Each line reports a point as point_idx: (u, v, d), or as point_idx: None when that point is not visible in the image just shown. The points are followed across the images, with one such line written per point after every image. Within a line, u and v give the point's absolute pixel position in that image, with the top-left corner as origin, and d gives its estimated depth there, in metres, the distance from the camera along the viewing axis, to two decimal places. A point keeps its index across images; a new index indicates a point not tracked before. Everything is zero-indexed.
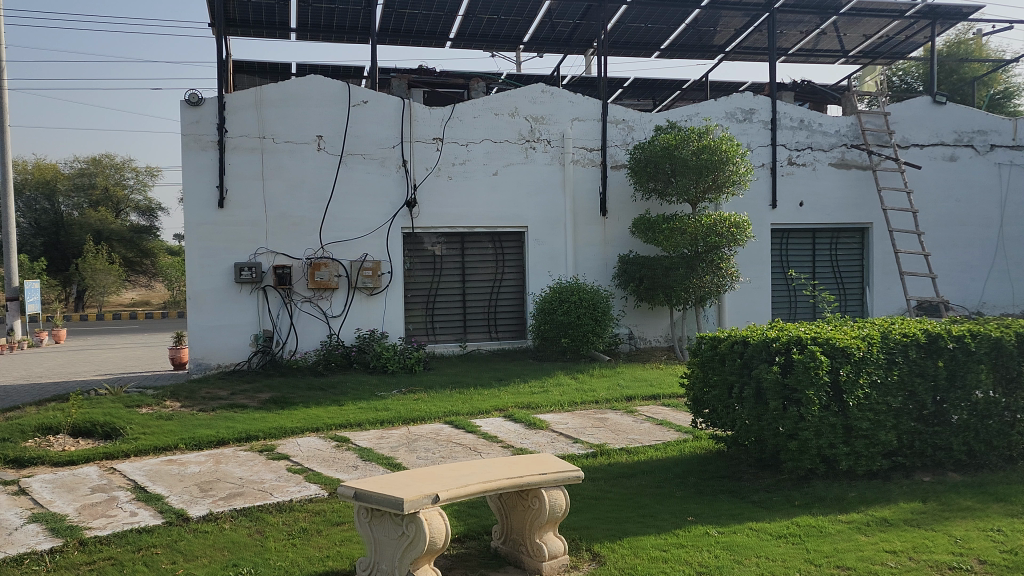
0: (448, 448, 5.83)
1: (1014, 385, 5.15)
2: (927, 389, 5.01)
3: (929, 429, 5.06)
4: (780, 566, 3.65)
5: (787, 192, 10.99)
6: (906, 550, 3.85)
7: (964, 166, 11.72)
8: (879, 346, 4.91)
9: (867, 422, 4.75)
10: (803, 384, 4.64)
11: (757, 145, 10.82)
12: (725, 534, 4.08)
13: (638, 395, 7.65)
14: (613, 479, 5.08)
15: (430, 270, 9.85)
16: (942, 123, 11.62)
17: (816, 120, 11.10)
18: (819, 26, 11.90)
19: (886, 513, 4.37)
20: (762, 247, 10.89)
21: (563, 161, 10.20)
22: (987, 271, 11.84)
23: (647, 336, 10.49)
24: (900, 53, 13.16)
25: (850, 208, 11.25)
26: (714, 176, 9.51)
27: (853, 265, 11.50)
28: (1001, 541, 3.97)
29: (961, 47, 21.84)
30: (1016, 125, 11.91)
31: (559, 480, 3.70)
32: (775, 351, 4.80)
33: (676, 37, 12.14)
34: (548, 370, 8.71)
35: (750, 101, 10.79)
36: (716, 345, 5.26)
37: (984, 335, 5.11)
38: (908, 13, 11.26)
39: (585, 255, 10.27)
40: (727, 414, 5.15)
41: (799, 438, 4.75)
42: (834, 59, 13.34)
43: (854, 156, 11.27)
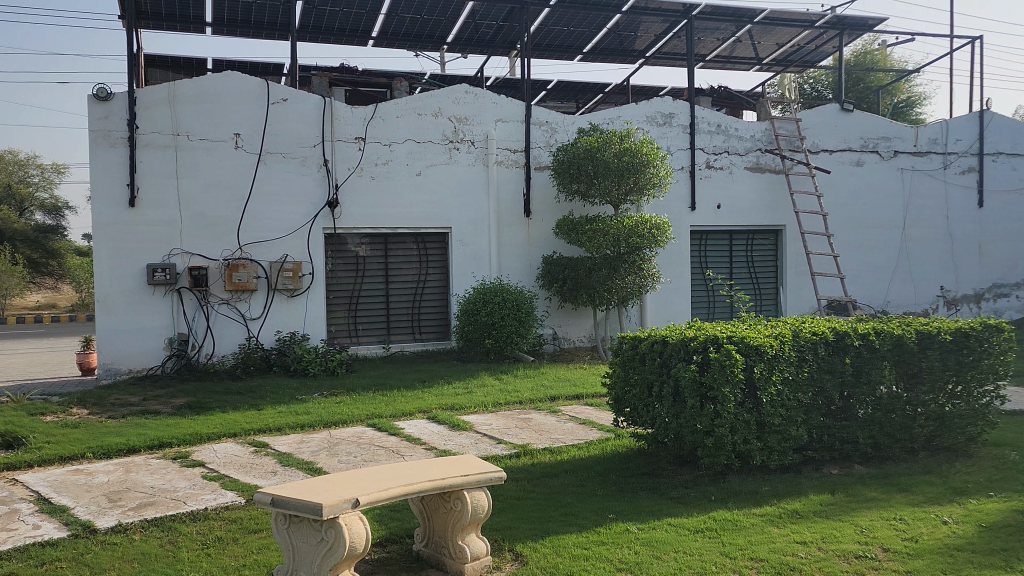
0: (371, 451, 5.76)
1: (915, 381, 5.46)
2: (835, 385, 5.23)
3: (836, 423, 5.30)
4: (697, 561, 3.74)
5: (705, 195, 11.27)
6: (815, 541, 4.00)
7: (870, 171, 12.24)
8: (791, 344, 5.07)
9: (778, 418, 4.92)
10: (719, 381, 4.75)
11: (676, 148, 11.05)
12: (645, 530, 4.16)
13: (562, 395, 7.73)
14: (536, 479, 5.11)
15: (353, 271, 9.72)
16: (850, 129, 12.10)
17: (733, 124, 11.41)
18: (735, 34, 12.25)
19: (797, 506, 4.53)
20: (681, 248, 11.13)
21: (487, 162, 10.23)
22: (892, 271, 12.40)
23: (571, 336, 10.60)
24: (811, 61, 13.66)
25: (764, 211, 11.61)
26: (635, 178, 9.67)
27: (768, 266, 11.88)
28: (903, 529, 4.16)
29: (867, 57, 22.88)
30: (917, 133, 12.52)
31: (482, 481, 3.69)
32: (692, 350, 4.90)
33: (597, 41, 12.33)
34: (472, 371, 8.71)
35: (669, 105, 11.02)
36: (636, 344, 5.34)
37: (886, 332, 5.39)
38: (817, 24, 11.63)
39: (509, 256, 10.31)
40: (646, 412, 5.23)
41: (715, 435, 4.84)
42: (750, 66, 13.77)
43: (769, 160, 11.63)
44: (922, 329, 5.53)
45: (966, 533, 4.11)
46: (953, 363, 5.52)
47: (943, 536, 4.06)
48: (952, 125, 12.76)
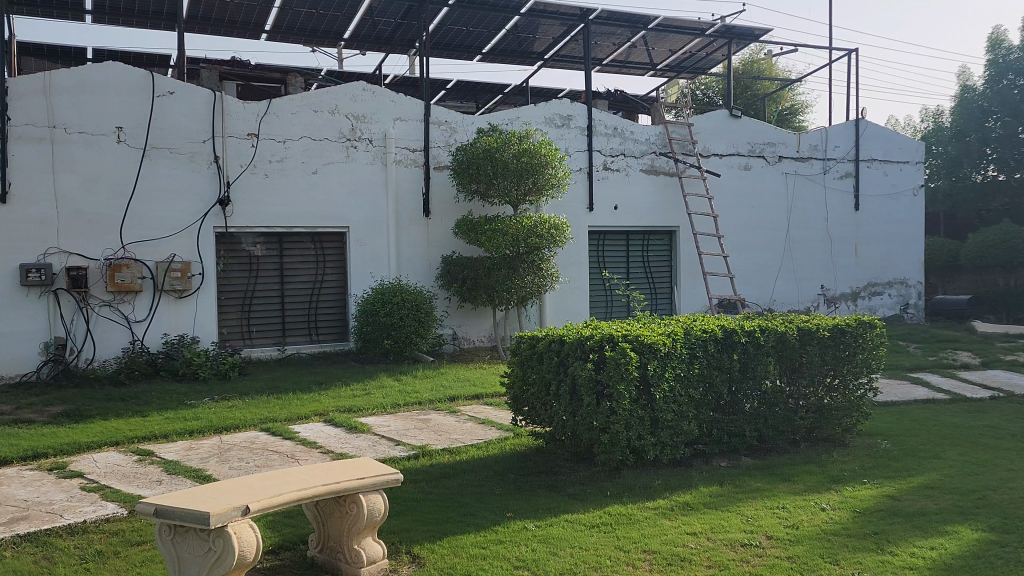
0: (264, 457, 5.60)
1: (797, 374, 5.77)
2: (723, 381, 5.42)
3: (726, 417, 5.50)
4: (592, 555, 3.81)
5: (602, 196, 11.49)
6: (704, 531, 4.15)
7: (757, 175, 12.77)
8: (682, 342, 5.22)
9: (671, 413, 5.08)
10: (614, 379, 4.86)
11: (574, 150, 11.22)
12: (541, 527, 4.21)
13: (461, 395, 7.73)
14: (434, 480, 5.09)
15: (246, 271, 9.43)
16: (738, 135, 12.59)
17: (628, 127, 11.67)
18: (630, 40, 12.55)
19: (688, 498, 4.69)
20: (579, 248, 11.30)
21: (385, 160, 10.12)
22: (778, 271, 12.98)
23: (470, 336, 10.61)
24: (702, 68, 14.14)
25: (658, 212, 11.92)
26: (534, 179, 9.78)
27: (662, 266, 12.21)
28: (785, 517, 4.37)
29: (754, 66, 23.89)
30: (800, 139, 13.13)
31: (378, 484, 3.66)
32: (589, 348, 4.97)
33: (496, 42, 12.39)
34: (370, 373, 8.59)
35: (567, 108, 11.18)
36: (535, 343, 5.38)
37: (771, 329, 5.64)
38: (708, 32, 12.04)
39: (408, 256, 10.23)
40: (544, 411, 5.29)
41: (610, 431, 4.94)
42: (645, 71, 14.14)
43: (663, 163, 11.96)
44: (803, 326, 5.83)
45: (842, 519, 4.35)
46: (830, 358, 5.86)
47: (821, 523, 4.28)
48: (832, 132, 13.44)
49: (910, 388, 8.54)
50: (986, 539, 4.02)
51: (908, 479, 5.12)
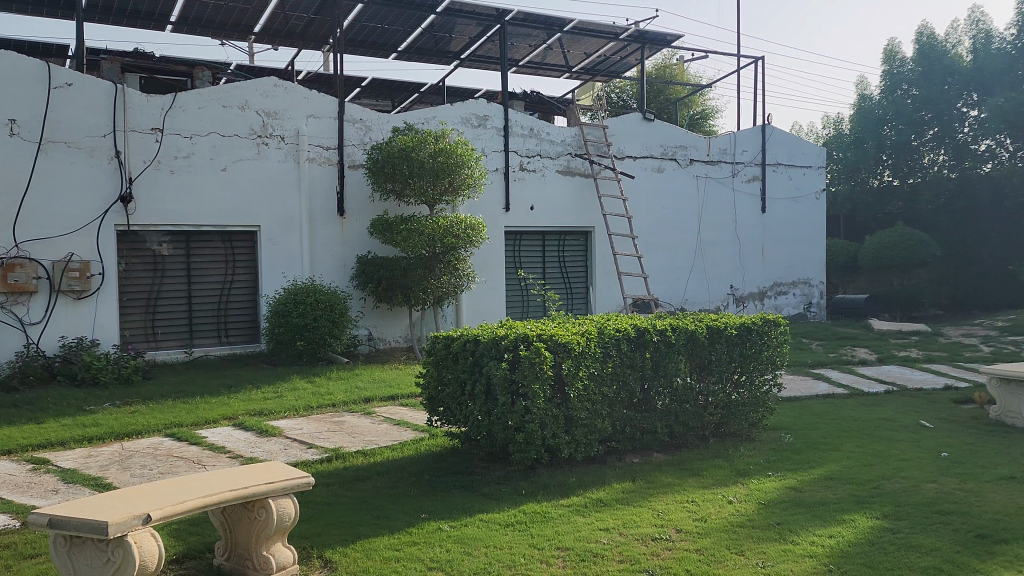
0: (169, 463, 5.41)
1: (706, 371, 5.94)
2: (636, 379, 5.52)
3: (638, 415, 5.60)
4: (507, 554, 3.83)
5: (519, 196, 11.55)
6: (616, 526, 4.23)
7: (669, 177, 13.07)
8: (596, 340, 5.28)
9: (585, 412, 5.14)
10: (529, 378, 4.89)
11: (490, 150, 11.24)
12: (456, 527, 4.20)
13: (376, 396, 7.65)
14: (347, 482, 5.01)
15: (150, 271, 9.09)
16: (651, 138, 12.84)
17: (544, 129, 11.77)
18: (545, 42, 12.65)
19: (601, 495, 4.76)
20: (496, 248, 11.34)
21: (298, 158, 9.92)
22: (689, 271, 13.32)
23: (386, 336, 10.51)
24: (617, 71, 14.38)
25: (574, 213, 12.06)
26: (451, 178, 9.74)
27: (578, 266, 12.36)
28: (694, 510, 4.49)
29: (667, 71, 24.46)
30: (710, 143, 13.49)
31: (288, 488, 3.59)
32: (503, 348, 4.98)
33: (413, 41, 12.30)
34: (283, 374, 8.40)
35: (483, 108, 11.19)
36: (450, 343, 5.37)
37: (681, 328, 5.77)
38: (621, 37, 12.23)
39: (322, 256, 10.05)
40: (460, 411, 5.27)
41: (525, 430, 4.96)
42: (560, 74, 14.29)
43: (578, 164, 12.10)
44: (711, 324, 6.00)
45: (748, 510, 4.49)
46: (737, 355, 6.05)
47: (728, 515, 4.41)
48: (740, 137, 13.86)
49: (812, 384, 8.90)
50: (879, 526, 4.22)
51: (810, 471, 5.33)
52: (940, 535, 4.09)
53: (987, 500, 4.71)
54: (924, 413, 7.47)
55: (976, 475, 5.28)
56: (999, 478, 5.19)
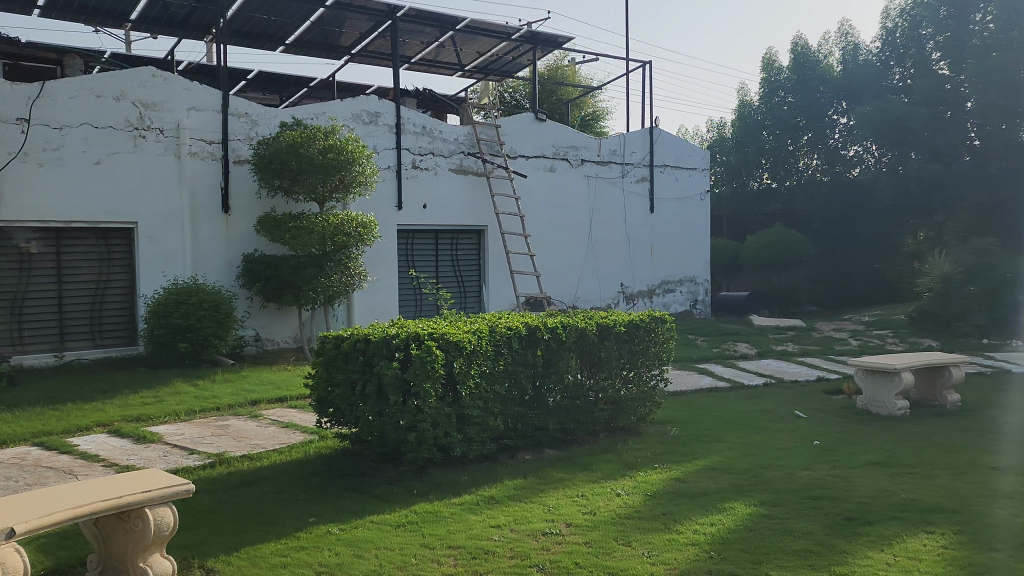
0: (37, 474, 5.08)
1: (596, 368, 6.07)
2: (528, 376, 5.57)
3: (530, 412, 5.67)
4: (398, 555, 3.80)
5: (411, 194, 11.46)
6: (508, 523, 4.26)
7: (561, 177, 13.27)
8: (488, 339, 5.30)
9: (477, 409, 5.15)
10: (420, 377, 4.86)
11: (382, 147, 11.11)
12: (346, 530, 4.13)
13: (264, 398, 7.44)
14: (232, 489, 4.85)
15: (16, 270, 8.53)
16: (543, 138, 13.00)
17: (437, 126, 11.72)
18: (437, 39, 12.60)
19: (493, 492, 4.78)
20: (388, 247, 11.21)
21: (179, 153, 9.51)
22: (581, 269, 13.56)
23: (274, 337, 10.23)
24: (509, 71, 14.49)
25: (468, 211, 12.08)
26: (341, 175, 9.55)
27: (471, 264, 12.37)
28: (584, 504, 4.58)
29: (559, 73, 24.83)
30: (600, 143, 13.76)
31: (167, 495, 3.43)
32: (394, 347, 4.93)
33: (301, 34, 12.01)
34: (163, 378, 8.05)
35: (375, 105, 11.05)
36: (340, 344, 5.26)
37: (572, 325, 5.86)
38: (513, 37, 12.32)
39: (206, 254, 9.69)
40: (350, 412, 5.18)
41: (417, 430, 4.93)
42: (453, 72, 14.28)
43: (471, 163, 12.11)
44: (601, 321, 6.12)
45: (635, 503, 4.62)
46: (626, 351, 6.21)
47: (616, 508, 4.52)
48: (629, 138, 14.20)
49: (696, 378, 9.26)
50: (756, 513, 4.42)
51: (693, 462, 5.53)
52: (813, 520, 4.31)
53: (855, 484, 5.02)
54: (799, 403, 7.89)
55: (845, 461, 5.62)
56: (865, 464, 5.54)
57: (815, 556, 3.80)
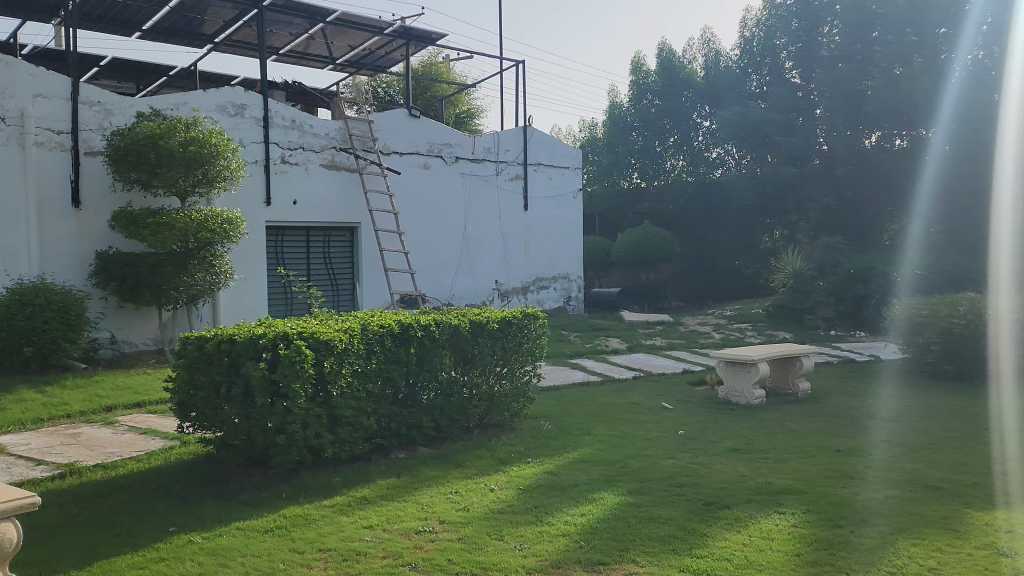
0: None
1: (470, 365, 6.09)
2: (401, 374, 5.51)
3: (403, 411, 5.62)
4: (265, 561, 3.69)
5: (280, 190, 11.12)
6: (381, 523, 4.22)
7: (435, 174, 13.22)
8: (359, 338, 5.21)
9: (349, 409, 5.06)
10: (289, 378, 4.71)
11: (249, 141, 10.72)
12: (210, 538, 3.97)
13: (120, 403, 7.04)
14: (84, 500, 4.56)
15: None
16: (417, 134, 12.92)
17: (307, 121, 11.42)
18: (307, 31, 12.29)
19: (365, 493, 4.72)
20: (256, 244, 10.84)
21: (23, 143, 8.85)
22: (456, 267, 13.58)
23: (132, 339, 9.69)
24: (382, 66, 14.32)
25: (340, 208, 11.84)
26: (204, 170, 9.13)
27: (344, 261, 12.13)
28: (458, 501, 4.59)
29: (433, 69, 24.76)
30: (474, 141, 13.81)
31: (9, 509, 3.17)
32: (261, 347, 4.77)
33: (160, 20, 11.42)
34: (6, 385, 7.46)
35: (240, 96, 10.65)
36: (201, 345, 5.03)
37: (445, 322, 5.85)
38: (386, 31, 12.16)
39: (54, 252, 9.06)
40: (215, 416, 4.97)
41: (286, 432, 4.79)
42: (323, 65, 13.97)
43: (343, 159, 11.88)
44: (473, 319, 6.14)
45: (507, 497, 4.67)
46: (499, 348, 6.27)
47: (489, 503, 4.56)
48: (502, 136, 14.32)
49: (569, 373, 9.47)
50: (624, 502, 4.57)
51: (564, 455, 5.65)
52: (676, 506, 4.50)
53: (716, 471, 5.27)
54: (666, 395, 8.21)
55: (707, 449, 5.89)
56: (725, 451, 5.83)
57: (678, 540, 3.97)
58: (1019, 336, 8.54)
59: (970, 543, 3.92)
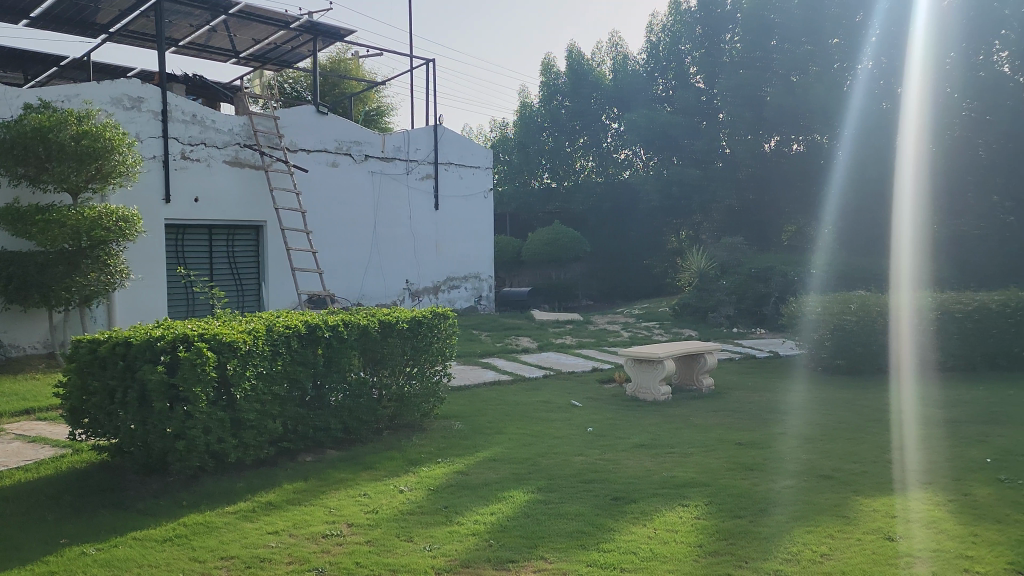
0: None
1: (380, 365, 6.03)
2: (308, 376, 5.41)
3: (310, 413, 5.51)
4: (163, 572, 3.56)
5: (181, 187, 10.73)
6: (287, 528, 4.13)
7: (344, 172, 13.01)
8: (264, 339, 5.07)
9: (254, 413, 4.93)
10: (190, 382, 4.55)
11: (146, 135, 10.27)
12: (104, 550, 3.80)
13: (4, 411, 6.64)
14: None
15: None
16: (325, 132, 12.69)
17: (209, 116, 11.06)
18: (209, 23, 11.89)
19: (271, 498, 4.61)
20: (155, 242, 10.41)
21: None
22: (366, 267, 13.42)
23: (19, 342, 9.18)
24: (288, 61, 14.00)
25: (245, 206, 11.51)
26: (98, 165, 8.71)
27: (249, 260, 11.80)
28: (366, 503, 4.54)
29: (341, 65, 24.31)
30: (384, 139, 13.65)
31: None
32: (159, 350, 4.58)
33: (49, 6, 10.80)
34: None
35: (137, 89, 10.18)
36: (95, 348, 4.79)
37: (354, 323, 5.77)
38: (292, 26, 11.89)
39: None
40: (110, 422, 4.75)
41: (187, 438, 4.62)
42: (226, 58, 13.56)
43: (247, 155, 11.56)
44: (383, 319, 6.08)
45: (417, 498, 4.64)
46: (410, 348, 6.23)
47: (398, 504, 4.52)
48: (413, 135, 14.22)
49: (480, 372, 9.47)
50: (533, 499, 4.61)
51: (475, 454, 5.66)
52: (585, 501, 4.57)
53: (623, 466, 5.39)
54: (575, 393, 8.31)
55: (615, 445, 6.00)
56: (632, 447, 5.95)
57: (585, 536, 4.03)
58: (919, 335, 9.47)
59: (859, 528, 4.13)
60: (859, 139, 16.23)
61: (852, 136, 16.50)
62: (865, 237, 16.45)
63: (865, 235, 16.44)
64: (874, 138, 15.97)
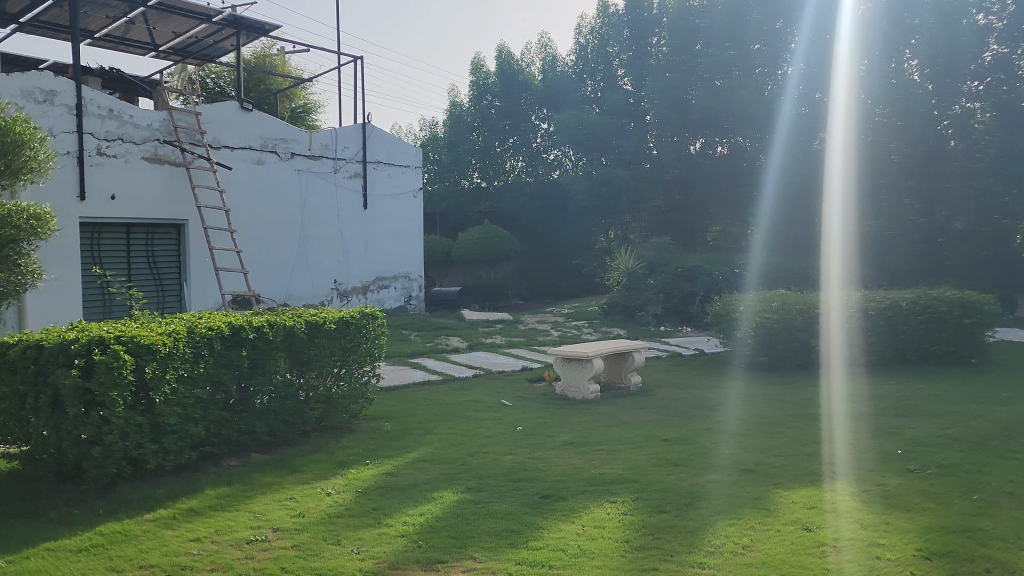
0: None
1: (306, 367, 5.93)
2: (232, 378, 5.28)
3: (234, 416, 5.38)
4: None
5: (97, 183, 10.34)
6: (209, 535, 4.03)
7: (270, 170, 12.76)
8: (186, 342, 4.92)
9: (174, 417, 4.80)
10: (106, 386, 4.38)
11: (60, 130, 9.88)
12: (13, 562, 3.64)
13: None
14: None
15: None
16: (249, 129, 12.41)
17: (126, 110, 10.70)
18: (127, 15, 11.50)
19: (193, 504, 4.49)
20: (69, 241, 10.01)
21: None
22: (295, 266, 13.20)
23: None
24: (210, 55, 13.64)
25: (166, 203, 11.18)
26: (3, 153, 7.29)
27: (170, 260, 11.44)
28: (292, 507, 4.46)
29: (266, 61, 23.84)
30: (311, 137, 13.43)
31: None
32: (73, 353, 4.39)
33: None
34: None
35: (50, 81, 9.77)
36: (5, 352, 4.57)
37: (279, 324, 5.66)
38: (215, 19, 11.60)
39: None
40: (20, 429, 4.54)
41: (102, 444, 4.45)
42: (144, 51, 13.13)
43: (167, 151, 11.22)
44: (310, 319, 5.98)
45: (345, 500, 4.59)
46: (338, 349, 6.15)
47: (325, 507, 4.46)
48: (341, 133, 14.04)
49: (409, 372, 9.41)
50: (463, 499, 4.62)
51: (404, 455, 5.63)
52: (514, 500, 4.60)
53: (552, 464, 5.43)
54: (505, 393, 8.33)
55: (544, 443, 6.05)
56: (561, 445, 6.00)
57: (514, 534, 4.05)
58: (846, 326, 9.78)
59: (780, 519, 4.26)
60: (790, 143, 17.17)
61: (784, 138, 17.32)
62: (796, 241, 16.73)
63: (796, 236, 16.83)
64: (808, 139, 17.07)
